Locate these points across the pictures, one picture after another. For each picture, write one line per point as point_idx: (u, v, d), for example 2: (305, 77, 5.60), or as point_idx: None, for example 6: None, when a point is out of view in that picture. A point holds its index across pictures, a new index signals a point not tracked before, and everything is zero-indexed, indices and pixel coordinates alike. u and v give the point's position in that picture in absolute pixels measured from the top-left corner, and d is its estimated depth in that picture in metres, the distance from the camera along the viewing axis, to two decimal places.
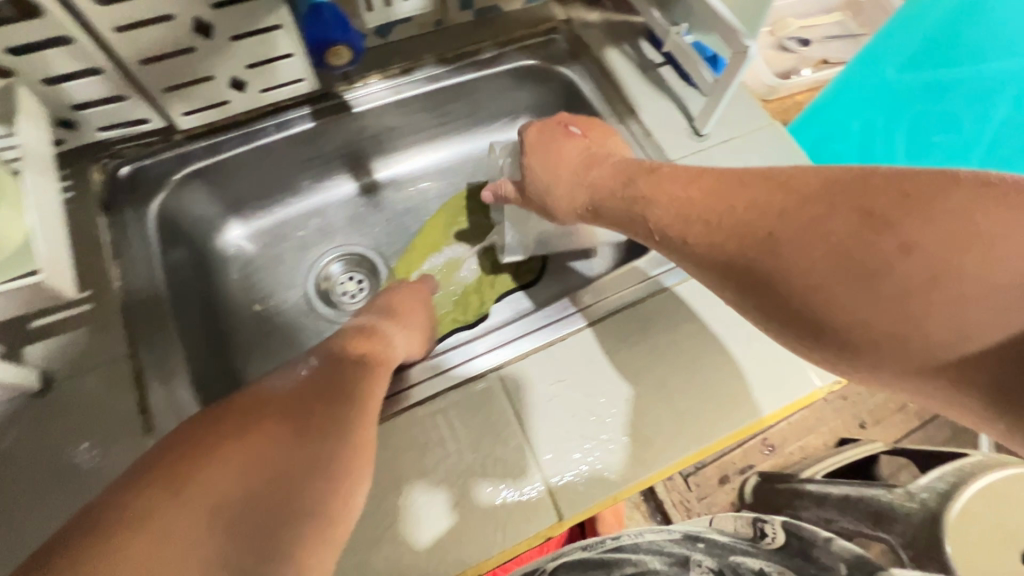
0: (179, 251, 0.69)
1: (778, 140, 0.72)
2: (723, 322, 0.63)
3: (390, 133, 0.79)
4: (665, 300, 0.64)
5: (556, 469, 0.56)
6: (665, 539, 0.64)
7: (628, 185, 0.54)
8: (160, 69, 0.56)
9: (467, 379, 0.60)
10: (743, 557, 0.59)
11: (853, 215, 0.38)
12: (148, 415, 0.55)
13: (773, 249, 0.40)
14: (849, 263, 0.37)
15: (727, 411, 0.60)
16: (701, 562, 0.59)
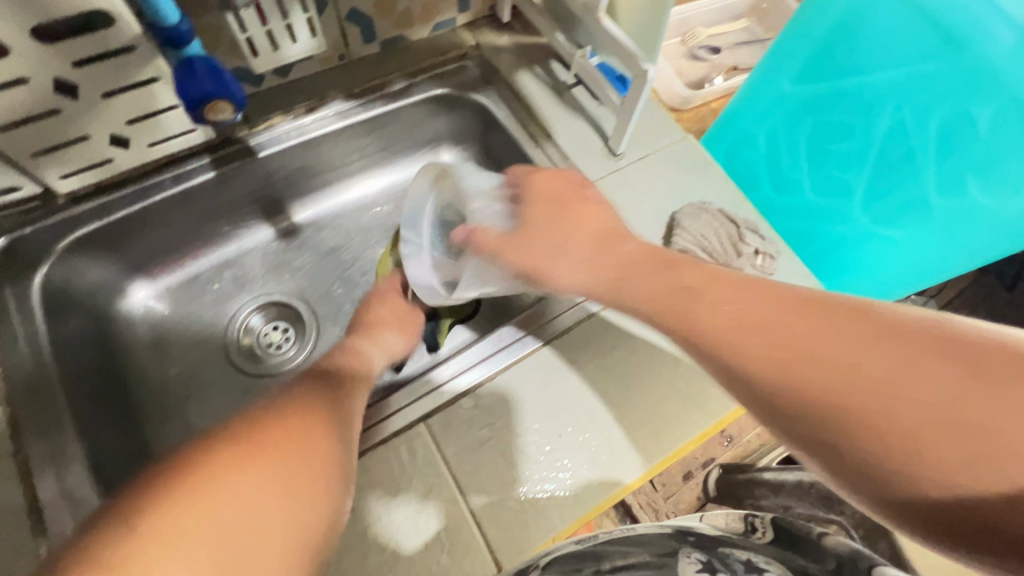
0: (73, 322, 0.62)
1: (692, 151, 0.73)
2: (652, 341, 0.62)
3: (303, 173, 0.76)
4: (594, 324, 0.62)
5: (491, 512, 0.53)
6: (659, 535, 0.45)
7: (674, 278, 0.43)
8: (23, 134, 0.52)
9: (438, 405, 0.58)
10: (737, 549, 0.40)
11: (861, 350, 0.33)
12: (39, 514, 0.49)
13: (853, 379, 0.32)
14: (959, 425, 0.29)
15: (664, 433, 0.58)
16: (692, 555, 0.39)
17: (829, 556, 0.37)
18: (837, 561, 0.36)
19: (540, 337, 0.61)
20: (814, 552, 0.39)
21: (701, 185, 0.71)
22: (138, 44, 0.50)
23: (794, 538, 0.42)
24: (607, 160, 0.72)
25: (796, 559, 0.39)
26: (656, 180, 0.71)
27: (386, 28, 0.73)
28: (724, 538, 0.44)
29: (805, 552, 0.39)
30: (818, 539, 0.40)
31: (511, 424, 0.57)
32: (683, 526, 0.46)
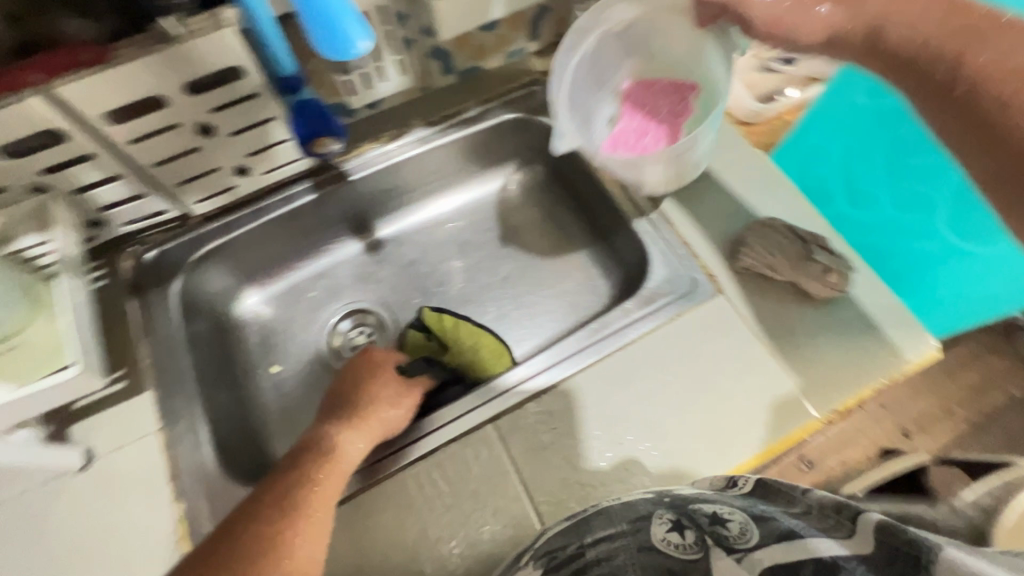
0: (199, 323, 0.73)
1: (761, 167, 0.73)
2: (770, 314, 0.64)
3: (388, 193, 0.84)
4: (722, 300, 0.65)
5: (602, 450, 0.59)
6: (639, 495, 0.51)
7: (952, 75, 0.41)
8: (172, 167, 0.63)
9: (530, 395, 0.62)
10: (707, 503, 0.47)
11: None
12: (176, 481, 0.59)
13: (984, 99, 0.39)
14: None
15: (777, 411, 0.59)
16: (662, 513, 0.48)
17: (797, 502, 0.45)
18: (803, 506, 0.44)
19: (669, 312, 0.65)
20: (786, 500, 0.46)
21: (771, 201, 0.70)
22: (261, 91, 0.60)
23: (772, 492, 0.48)
24: None
25: (765, 506, 0.45)
26: (721, 197, 0.71)
27: (463, 60, 0.80)
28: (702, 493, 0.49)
29: (774, 500, 0.47)
30: (799, 492, 0.47)
31: (574, 429, 0.60)
32: (665, 489, 0.52)
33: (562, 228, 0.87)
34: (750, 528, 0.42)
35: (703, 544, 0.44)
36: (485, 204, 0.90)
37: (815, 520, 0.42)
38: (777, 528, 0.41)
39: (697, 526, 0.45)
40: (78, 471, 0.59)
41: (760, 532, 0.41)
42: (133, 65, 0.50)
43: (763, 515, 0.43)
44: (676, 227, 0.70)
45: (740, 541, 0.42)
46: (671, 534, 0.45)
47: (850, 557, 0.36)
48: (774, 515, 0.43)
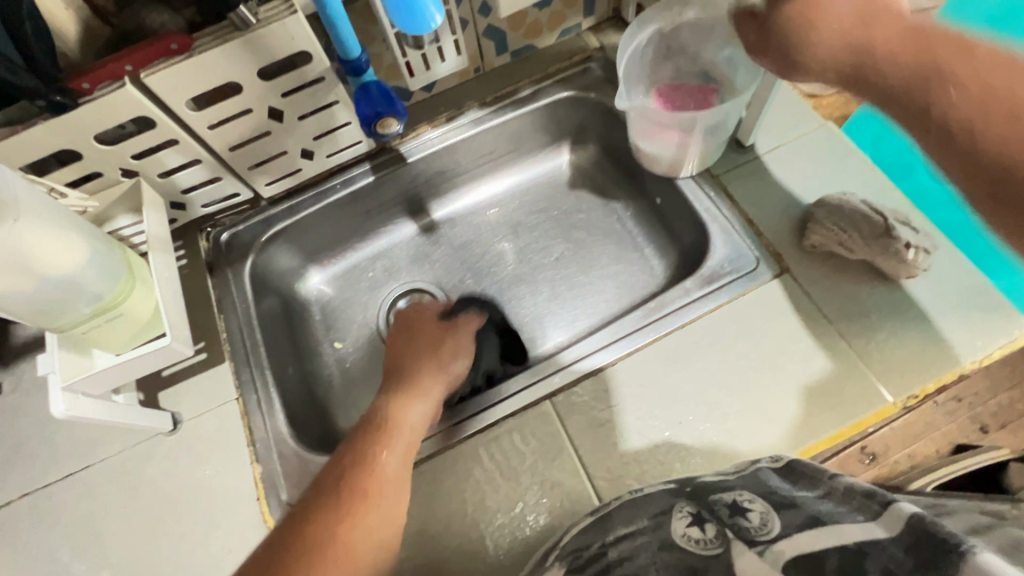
0: (270, 300, 0.78)
1: (832, 139, 0.69)
2: (838, 296, 0.61)
3: (442, 175, 0.85)
4: (784, 282, 0.62)
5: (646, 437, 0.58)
6: (661, 488, 0.50)
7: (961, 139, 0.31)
8: (246, 152, 0.66)
9: (584, 373, 0.63)
10: (728, 493, 0.46)
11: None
12: (254, 445, 0.63)
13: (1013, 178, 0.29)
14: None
15: (843, 398, 0.57)
16: (684, 507, 0.46)
17: (821, 483, 0.43)
18: (828, 488, 0.42)
19: (726, 294, 0.63)
20: (810, 483, 0.43)
21: (845, 175, 0.67)
22: (327, 75, 0.62)
23: (797, 475, 0.46)
24: (734, 152, 0.71)
25: (788, 492, 0.43)
26: (787, 172, 0.68)
27: (517, 39, 0.79)
28: (724, 481, 0.48)
29: (799, 484, 0.45)
30: (826, 476, 0.43)
31: (632, 407, 0.60)
32: (687, 480, 0.51)
33: (616, 208, 0.86)
34: (771, 519, 0.40)
35: (723, 537, 0.41)
36: (537, 184, 0.90)
37: (841, 503, 0.39)
38: (801, 517, 0.39)
39: (716, 520, 0.43)
40: (168, 433, 0.65)
41: (781, 522, 0.39)
42: (213, 53, 0.54)
43: (787, 503, 0.41)
44: (739, 204, 0.68)
45: (760, 533, 0.39)
46: (690, 529, 0.43)
47: (874, 540, 0.33)
48: (803, 504, 0.41)
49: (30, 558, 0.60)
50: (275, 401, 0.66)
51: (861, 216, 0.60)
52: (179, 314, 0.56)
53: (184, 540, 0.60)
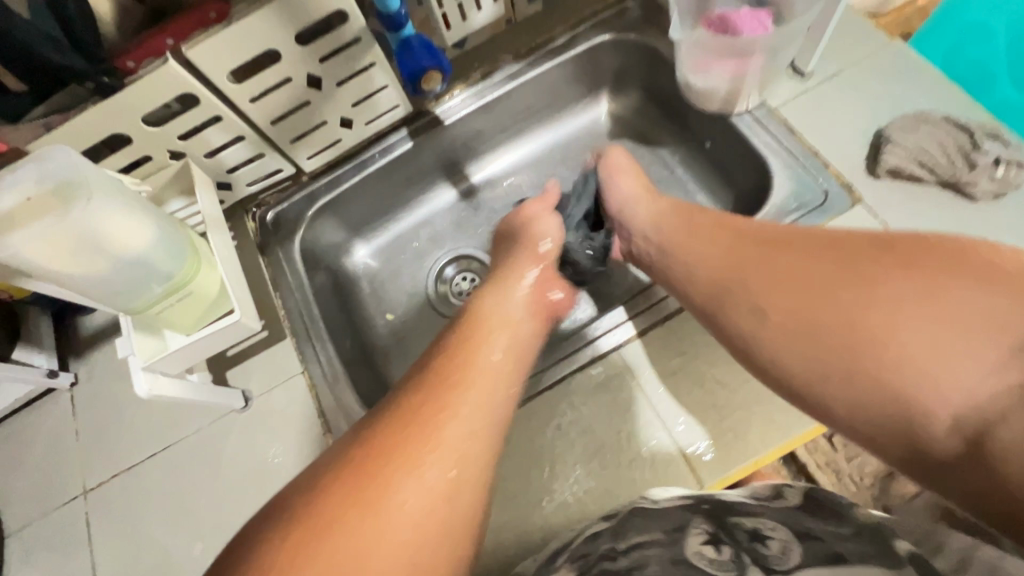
0: (320, 276, 0.77)
1: (899, 58, 0.64)
2: (919, 224, 0.57)
3: (479, 136, 0.83)
4: (857, 215, 0.59)
5: (717, 391, 0.57)
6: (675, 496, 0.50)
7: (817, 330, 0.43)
8: (287, 124, 0.65)
9: (651, 324, 0.61)
10: (747, 517, 0.47)
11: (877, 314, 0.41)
12: (325, 417, 0.64)
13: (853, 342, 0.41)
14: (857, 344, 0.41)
15: None
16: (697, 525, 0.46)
17: (847, 521, 0.43)
18: (854, 526, 0.42)
19: (797, 231, 0.60)
20: (833, 515, 0.44)
21: (919, 93, 0.62)
22: (364, 35, 0.60)
23: (821, 506, 0.46)
24: (793, 81, 0.66)
25: (811, 523, 0.44)
26: (853, 97, 0.64)
27: None
28: (746, 505, 0.49)
29: (819, 514, 0.45)
30: (846, 505, 0.45)
31: (702, 356, 0.59)
32: (704, 494, 0.51)
33: (661, 155, 0.83)
34: (791, 548, 0.42)
35: (740, 561, 0.42)
36: (577, 138, 0.87)
37: (864, 544, 0.40)
38: (822, 551, 0.40)
39: (734, 543, 0.44)
40: (240, 410, 0.66)
41: (800, 554, 0.41)
42: (251, 20, 0.52)
43: (807, 534, 0.43)
44: (802, 136, 0.64)
45: (779, 562, 0.41)
46: (705, 547, 0.44)
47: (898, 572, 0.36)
48: (825, 537, 0.42)
49: (126, 534, 0.63)
50: (340, 373, 0.67)
51: (944, 136, 0.58)
52: (245, 291, 0.56)
53: None
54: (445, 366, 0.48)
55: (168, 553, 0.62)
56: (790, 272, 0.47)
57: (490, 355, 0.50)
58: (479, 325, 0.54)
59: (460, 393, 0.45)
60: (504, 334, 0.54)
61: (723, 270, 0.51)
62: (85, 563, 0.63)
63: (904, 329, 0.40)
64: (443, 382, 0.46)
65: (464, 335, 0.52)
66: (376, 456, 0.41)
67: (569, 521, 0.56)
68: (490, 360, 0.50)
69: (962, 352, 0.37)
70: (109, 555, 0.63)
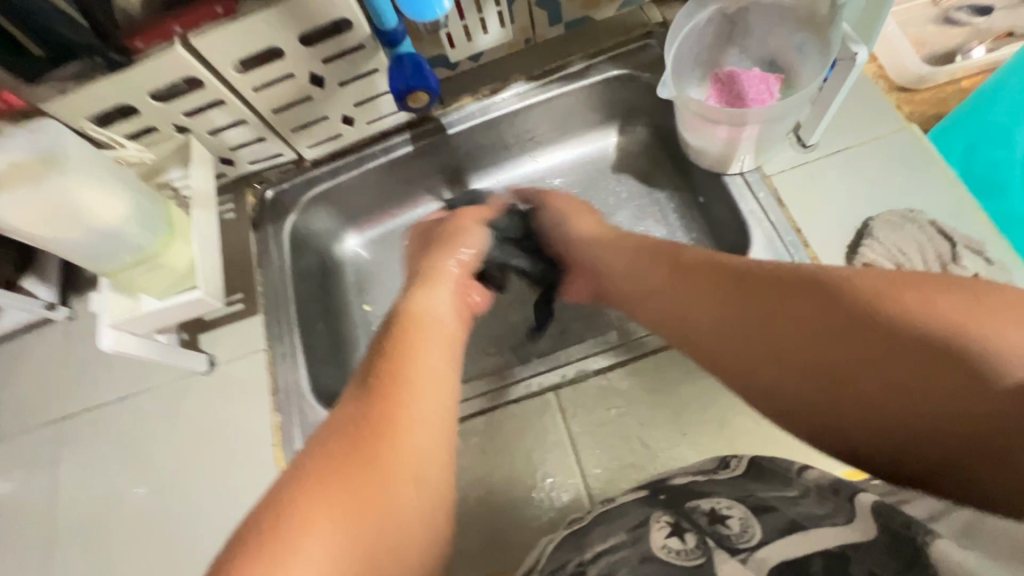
0: (307, 258, 0.81)
1: (910, 146, 0.61)
2: None
3: (483, 149, 0.84)
4: None
5: (642, 452, 0.57)
6: (630, 496, 0.49)
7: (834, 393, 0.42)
8: (289, 115, 0.68)
9: (594, 371, 0.61)
10: (703, 499, 0.44)
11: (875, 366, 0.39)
12: (277, 395, 0.68)
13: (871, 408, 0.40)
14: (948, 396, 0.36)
15: None
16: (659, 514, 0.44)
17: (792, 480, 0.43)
18: (800, 486, 0.42)
19: None
20: (781, 479, 0.43)
21: (920, 188, 0.59)
22: (368, 43, 0.62)
23: (767, 476, 0.44)
24: (794, 151, 0.64)
25: (760, 492, 0.43)
26: (851, 179, 0.61)
27: (572, 10, 0.75)
28: (698, 483, 0.46)
29: (768, 481, 0.44)
30: (793, 471, 0.43)
31: (637, 412, 0.59)
32: (659, 481, 0.49)
33: (658, 198, 0.81)
34: (751, 524, 0.39)
35: (704, 546, 0.39)
36: (581, 166, 0.87)
37: (817, 502, 0.39)
38: (781, 520, 0.39)
39: (696, 528, 0.41)
40: (204, 373, 0.70)
41: (762, 528, 0.39)
42: (257, 17, 0.55)
43: (763, 506, 0.41)
44: (789, 210, 0.62)
45: (742, 540, 0.39)
46: (670, 540, 0.41)
47: (859, 543, 0.34)
48: (778, 505, 0.40)
49: (86, 464, 0.69)
50: (299, 357, 0.70)
51: (925, 240, 0.55)
52: (214, 269, 0.60)
53: (211, 471, 0.66)
54: (390, 373, 0.51)
55: (117, 490, 0.67)
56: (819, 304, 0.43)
57: (429, 365, 0.53)
58: (419, 328, 0.57)
59: (395, 410, 0.48)
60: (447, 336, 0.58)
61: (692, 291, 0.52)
62: (47, 483, 0.69)
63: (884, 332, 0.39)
64: (396, 384, 0.50)
65: (403, 338, 0.55)
66: (359, 459, 0.43)
67: (473, 544, 0.57)
68: (433, 357, 0.54)
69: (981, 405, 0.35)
70: (68, 479, 0.69)
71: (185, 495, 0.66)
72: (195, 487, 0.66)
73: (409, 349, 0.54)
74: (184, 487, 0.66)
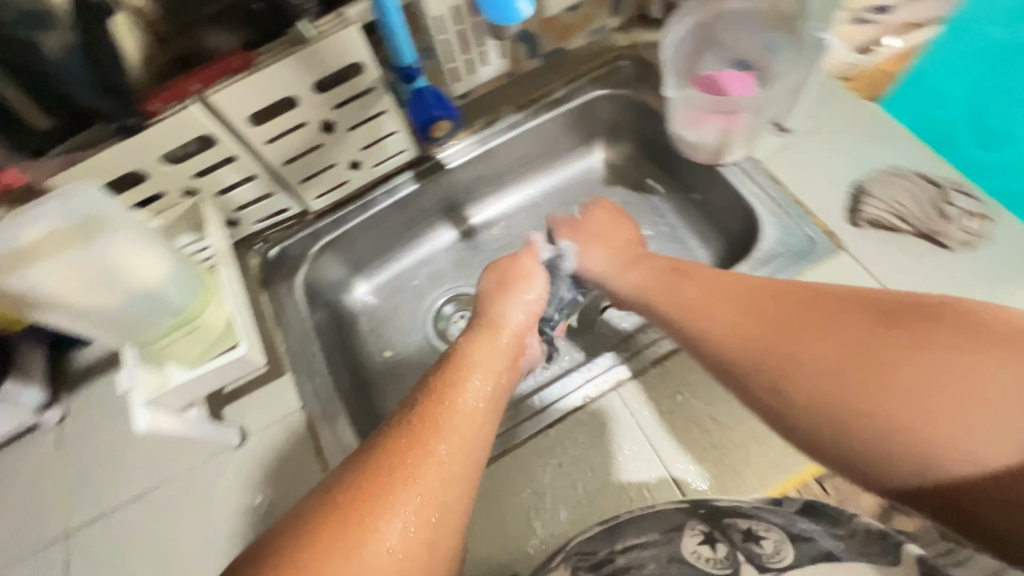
0: (321, 311, 0.78)
1: (872, 118, 0.70)
2: (900, 272, 0.60)
3: (480, 180, 0.87)
4: (840, 261, 0.62)
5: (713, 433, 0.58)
6: (670, 506, 0.49)
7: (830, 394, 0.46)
8: (298, 166, 0.68)
9: (647, 363, 0.63)
10: (744, 517, 0.47)
11: (864, 363, 0.45)
12: (323, 454, 0.64)
13: (865, 412, 0.44)
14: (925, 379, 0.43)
15: None
16: (694, 525, 0.47)
17: (842, 521, 0.45)
18: (848, 526, 0.45)
19: (788, 273, 0.63)
20: (832, 518, 0.46)
21: (891, 150, 0.67)
22: (377, 86, 0.63)
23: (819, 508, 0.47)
24: (776, 136, 0.71)
25: (805, 524, 0.46)
26: (831, 151, 0.69)
27: (548, 42, 0.81)
28: (745, 505, 0.48)
29: (818, 519, 0.46)
30: (846, 515, 0.46)
31: (700, 395, 0.60)
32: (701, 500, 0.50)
33: (653, 201, 0.87)
34: (783, 547, 0.44)
35: (734, 560, 0.44)
36: (573, 184, 0.91)
37: (857, 545, 0.43)
38: (813, 552, 0.43)
39: (730, 541, 0.45)
40: (236, 447, 0.65)
41: (794, 554, 0.43)
42: (273, 67, 0.55)
43: (803, 536, 0.45)
44: (787, 186, 0.68)
45: (772, 560, 0.43)
46: (702, 547, 0.45)
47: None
48: (816, 538, 0.44)
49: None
50: (339, 410, 0.67)
51: (915, 190, 0.63)
52: (250, 325, 0.56)
53: None
54: (397, 448, 0.45)
55: None
56: (907, 364, 0.43)
57: (465, 415, 0.49)
58: (459, 377, 0.53)
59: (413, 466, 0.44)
60: (475, 400, 0.52)
61: (774, 356, 0.50)
62: None
63: (942, 384, 0.42)
64: (400, 460, 0.44)
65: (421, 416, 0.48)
66: (353, 515, 0.41)
67: None
68: (454, 424, 0.48)
69: (953, 403, 0.41)
70: None
71: None
72: None
73: (427, 423, 0.47)
74: None
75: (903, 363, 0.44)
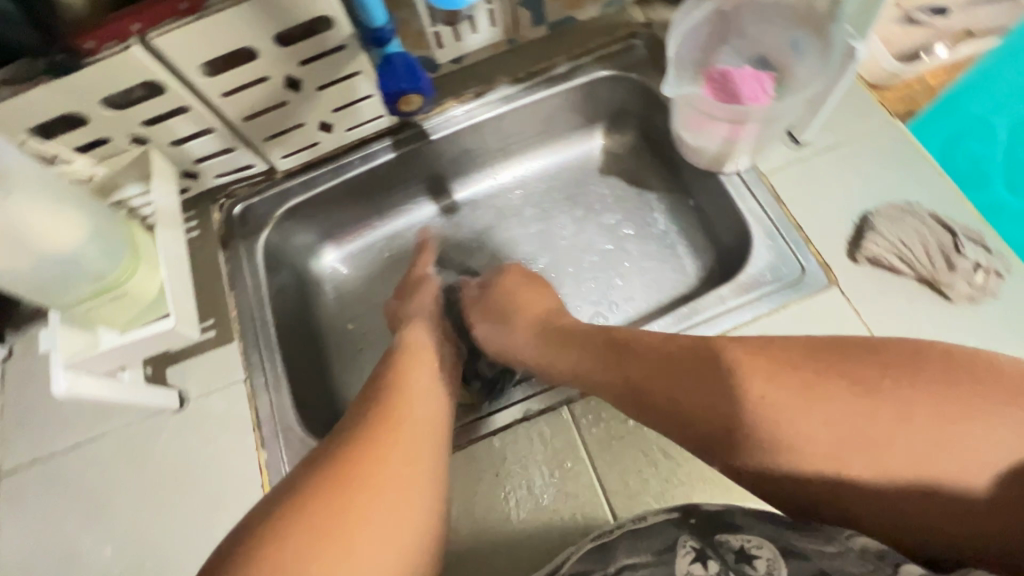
0: (282, 277, 0.74)
1: (899, 141, 0.63)
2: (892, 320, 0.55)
3: (467, 155, 0.80)
4: (830, 300, 0.57)
5: (662, 464, 0.55)
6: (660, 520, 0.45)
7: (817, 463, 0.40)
8: (261, 122, 0.62)
9: None
10: (731, 533, 0.43)
11: (854, 423, 0.39)
12: (261, 429, 0.62)
13: (853, 484, 0.39)
14: (918, 442, 0.38)
15: None
16: (686, 543, 0.43)
17: (835, 536, 0.40)
18: (845, 545, 0.39)
19: (773, 303, 0.58)
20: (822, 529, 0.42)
21: (912, 182, 0.60)
22: (349, 43, 0.57)
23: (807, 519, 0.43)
24: (788, 148, 0.64)
25: (797, 537, 0.41)
26: (845, 174, 0.62)
27: (555, 11, 0.73)
28: (732, 515, 0.44)
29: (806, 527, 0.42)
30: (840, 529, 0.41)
31: (654, 423, 0.57)
32: (687, 503, 0.46)
33: (648, 200, 0.80)
34: (778, 568, 0.39)
35: None
36: (567, 169, 0.84)
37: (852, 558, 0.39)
38: (809, 569, 0.38)
39: (721, 560, 0.41)
40: (175, 411, 0.63)
41: (789, 572, 0.39)
42: (227, 13, 0.49)
43: (794, 550, 0.40)
44: (789, 207, 0.62)
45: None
46: (694, 567, 0.41)
47: None
48: (810, 551, 0.40)
49: (37, 523, 0.60)
50: (284, 385, 0.64)
51: (926, 232, 0.57)
52: (187, 294, 0.53)
53: (191, 518, 0.59)
54: (352, 471, 0.43)
55: (77, 551, 0.59)
56: (912, 425, 0.38)
57: (409, 455, 0.46)
58: (404, 418, 0.49)
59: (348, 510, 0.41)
60: (430, 426, 0.50)
61: (794, 437, 0.40)
62: None
63: (963, 449, 0.37)
64: (351, 488, 0.42)
65: (381, 425, 0.48)
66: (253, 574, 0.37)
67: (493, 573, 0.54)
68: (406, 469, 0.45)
69: (954, 456, 0.37)
70: (14, 543, 0.60)
71: (159, 548, 0.59)
72: (172, 538, 0.59)
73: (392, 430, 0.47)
74: (159, 540, 0.59)
75: (900, 422, 0.38)
